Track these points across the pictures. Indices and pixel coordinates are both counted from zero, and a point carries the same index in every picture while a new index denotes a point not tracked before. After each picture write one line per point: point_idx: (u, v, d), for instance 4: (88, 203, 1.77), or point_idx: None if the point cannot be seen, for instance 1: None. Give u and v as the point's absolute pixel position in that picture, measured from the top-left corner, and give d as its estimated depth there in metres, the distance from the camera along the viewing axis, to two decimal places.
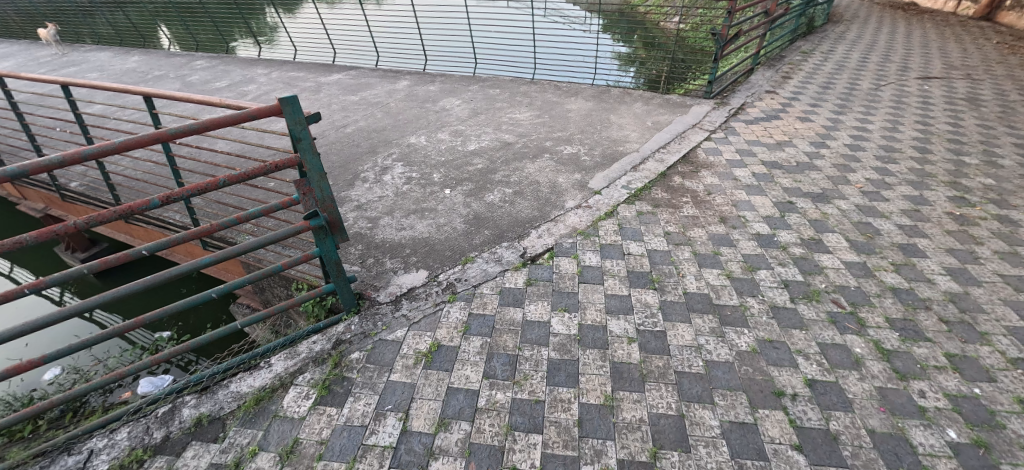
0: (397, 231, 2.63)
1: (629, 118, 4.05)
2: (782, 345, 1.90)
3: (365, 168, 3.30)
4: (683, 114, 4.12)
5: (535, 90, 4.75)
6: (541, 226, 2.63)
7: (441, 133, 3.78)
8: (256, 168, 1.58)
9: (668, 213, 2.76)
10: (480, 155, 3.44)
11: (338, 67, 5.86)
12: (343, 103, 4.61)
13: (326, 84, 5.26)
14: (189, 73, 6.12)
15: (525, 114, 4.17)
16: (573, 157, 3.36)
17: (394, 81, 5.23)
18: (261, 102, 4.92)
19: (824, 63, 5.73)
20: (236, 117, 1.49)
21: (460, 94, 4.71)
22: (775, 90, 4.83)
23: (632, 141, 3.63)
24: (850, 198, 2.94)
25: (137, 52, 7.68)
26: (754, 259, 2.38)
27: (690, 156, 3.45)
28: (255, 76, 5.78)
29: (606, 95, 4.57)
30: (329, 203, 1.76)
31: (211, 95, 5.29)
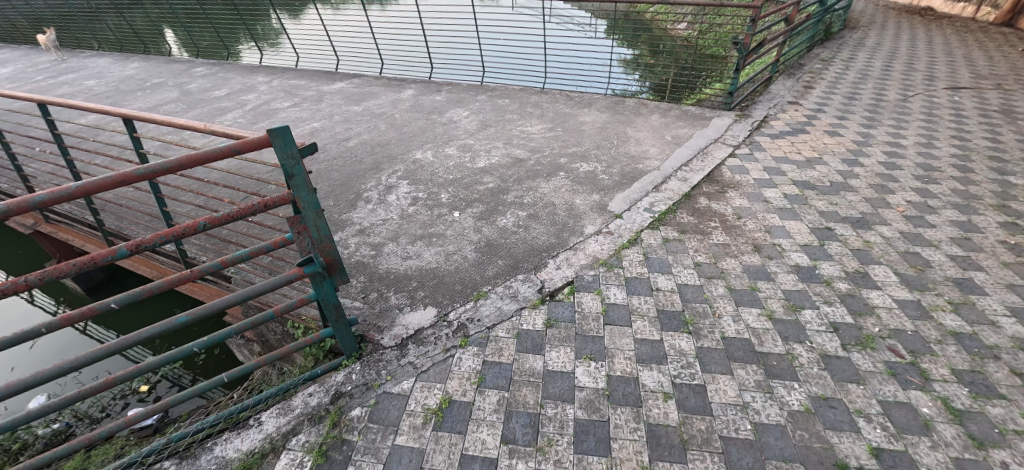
0: (403, 260, 2.43)
1: (647, 131, 3.84)
2: (839, 403, 1.68)
3: (368, 187, 3.10)
4: (704, 127, 3.90)
5: (546, 100, 4.55)
6: (559, 255, 2.42)
7: (449, 148, 3.57)
8: (243, 208, 1.35)
9: (696, 241, 2.54)
10: (490, 172, 3.23)
11: (341, 75, 5.68)
12: (345, 113, 4.42)
13: (328, 93, 5.07)
14: (187, 81, 5.95)
15: (536, 127, 3.96)
16: (590, 176, 3.15)
17: (399, 90, 5.04)
18: (261, 111, 4.73)
19: (846, 72, 5.50)
20: (218, 152, 1.26)
21: (468, 105, 4.51)
22: (798, 100, 4.61)
23: (652, 158, 3.41)
24: (893, 223, 2.71)
25: (137, 58, 7.53)
26: (796, 296, 2.16)
27: (714, 174, 3.23)
28: (255, 84, 5.59)
29: (622, 107, 4.36)
30: (326, 244, 1.55)
31: (209, 103, 5.11)
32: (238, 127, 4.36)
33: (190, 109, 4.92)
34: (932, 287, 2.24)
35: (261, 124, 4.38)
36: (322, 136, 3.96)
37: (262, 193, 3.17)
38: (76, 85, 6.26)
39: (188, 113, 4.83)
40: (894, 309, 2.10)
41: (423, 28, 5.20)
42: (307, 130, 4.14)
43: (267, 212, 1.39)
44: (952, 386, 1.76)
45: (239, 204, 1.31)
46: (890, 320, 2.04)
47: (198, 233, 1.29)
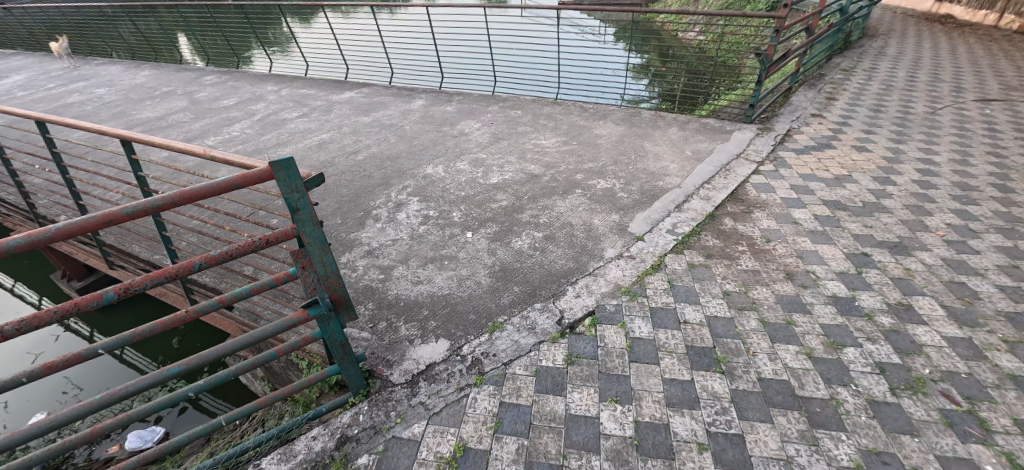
0: (413, 286, 2.30)
1: (666, 146, 3.70)
2: (893, 459, 1.52)
3: (377, 204, 2.99)
4: (724, 142, 3.76)
5: (560, 112, 4.43)
6: (578, 282, 2.28)
7: (460, 163, 3.45)
8: (241, 245, 1.22)
9: (724, 267, 2.40)
10: (504, 189, 3.11)
11: (351, 84, 5.61)
12: (354, 125, 4.33)
13: (337, 103, 5.00)
14: (197, 90, 5.91)
15: (550, 140, 3.84)
16: (608, 193, 3.02)
17: (409, 100, 4.95)
18: (269, 120, 4.65)
19: (869, 83, 5.33)
20: (214, 187, 1.14)
21: (479, 116, 4.40)
22: (821, 113, 4.45)
23: (673, 174, 3.27)
24: (934, 249, 2.54)
25: (148, 66, 7.54)
26: (836, 331, 2.00)
27: (739, 192, 3.08)
28: (264, 93, 5.54)
29: (638, 119, 4.22)
30: (333, 279, 1.43)
31: (218, 112, 5.05)
32: (246, 137, 4.28)
33: (197, 119, 4.86)
34: (983, 322, 2.07)
35: (269, 134, 4.29)
36: (330, 149, 3.86)
37: (269, 209, 3.07)
38: (87, 93, 6.24)
39: (196, 123, 4.76)
40: (943, 348, 1.93)
41: (434, 37, 5.09)
42: (315, 141, 4.04)
43: (267, 248, 1.26)
44: (1019, 439, 1.58)
45: (237, 241, 1.19)
46: (941, 360, 1.87)
47: (191, 274, 1.17)
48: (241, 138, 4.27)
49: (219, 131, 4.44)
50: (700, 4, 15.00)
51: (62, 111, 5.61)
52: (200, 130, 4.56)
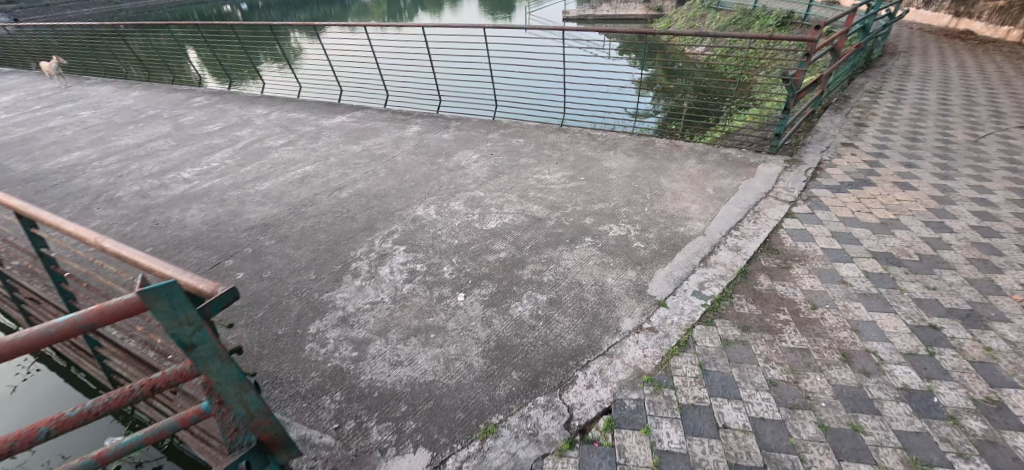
0: (391, 369, 1.91)
1: (687, 182, 3.31)
2: None
3: (358, 255, 2.62)
4: (749, 177, 3.37)
5: (566, 141, 4.05)
6: (590, 365, 1.88)
7: (455, 203, 3.09)
8: (113, 399, 0.85)
9: (765, 344, 1.99)
10: (502, 236, 2.73)
11: (344, 108, 5.31)
12: (342, 155, 3.99)
13: (327, 129, 4.69)
14: (183, 113, 5.63)
15: (555, 175, 3.47)
16: (622, 243, 2.63)
17: (404, 125, 4.62)
18: (253, 148, 4.32)
19: (899, 106, 4.95)
20: (49, 334, 0.73)
21: (478, 145, 4.05)
22: (853, 141, 4.06)
23: (696, 218, 2.88)
24: (1015, 319, 2.13)
25: (139, 86, 7.30)
26: (916, 443, 1.59)
27: (772, 241, 2.68)
28: (252, 117, 5.24)
29: (653, 149, 3.84)
30: (261, 418, 1.05)
31: (200, 139, 4.73)
32: (224, 168, 3.93)
33: (178, 147, 4.53)
34: None
35: (250, 165, 3.95)
36: (312, 184, 3.50)
37: (236, 260, 2.70)
38: (71, 116, 5.96)
39: (176, 151, 4.43)
40: None
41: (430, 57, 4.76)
42: (298, 174, 3.70)
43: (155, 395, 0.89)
44: None
45: (104, 397, 0.82)
46: None
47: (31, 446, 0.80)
48: (219, 169, 3.92)
49: (197, 162, 4.10)
50: (708, 20, 14.77)
51: (41, 135, 5.31)
52: (178, 159, 4.23)
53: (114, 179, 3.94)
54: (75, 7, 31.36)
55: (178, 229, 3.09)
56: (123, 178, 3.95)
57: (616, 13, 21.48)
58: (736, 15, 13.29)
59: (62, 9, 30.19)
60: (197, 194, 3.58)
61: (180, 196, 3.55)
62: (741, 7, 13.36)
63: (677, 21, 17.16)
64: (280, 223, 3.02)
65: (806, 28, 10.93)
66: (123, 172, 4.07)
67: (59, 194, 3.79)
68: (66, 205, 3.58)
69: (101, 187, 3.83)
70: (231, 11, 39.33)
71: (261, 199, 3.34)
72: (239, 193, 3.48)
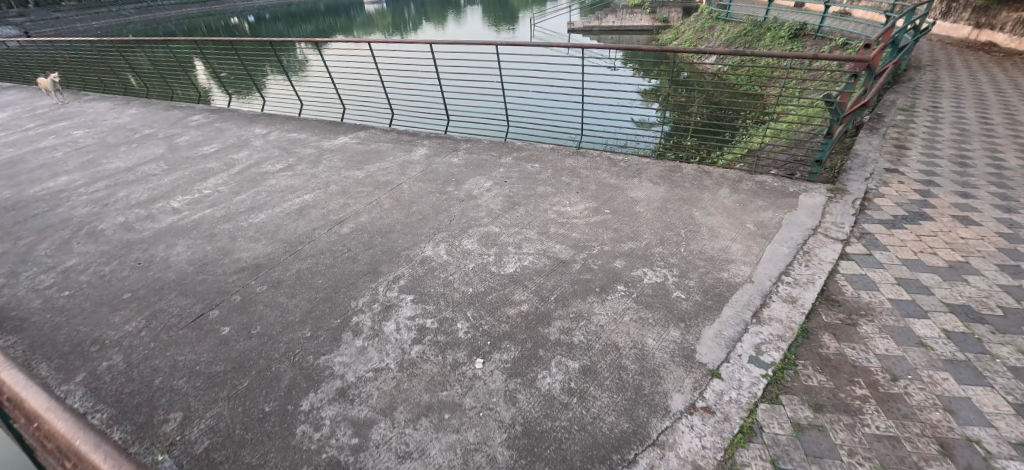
0: (398, 463, 1.59)
1: (724, 216, 2.99)
2: None
3: (361, 306, 2.31)
4: (792, 210, 3.06)
5: (585, 166, 3.75)
6: (639, 461, 1.55)
7: (468, 241, 2.78)
8: None
9: (846, 430, 1.67)
10: (523, 283, 2.41)
11: (346, 127, 5.04)
12: (345, 182, 3.70)
13: (329, 151, 4.43)
14: (179, 133, 5.38)
15: (577, 206, 3.16)
16: (660, 292, 2.31)
17: (410, 148, 4.34)
18: (249, 173, 4.04)
19: (939, 126, 4.63)
20: None
21: (490, 171, 3.75)
22: (898, 166, 3.74)
23: (739, 260, 2.55)
24: None
25: (137, 102, 7.08)
26: None
27: (831, 290, 2.36)
28: (250, 138, 4.98)
29: (681, 176, 3.53)
30: None
31: (194, 161, 4.47)
32: (217, 196, 3.65)
33: (171, 171, 4.26)
34: None
35: (244, 193, 3.66)
36: (311, 216, 3.21)
37: (223, 311, 2.40)
38: (63, 136, 5.72)
39: (168, 175, 4.16)
40: None
41: (438, 76, 4.49)
42: (295, 204, 3.41)
43: None
44: None
45: None
46: None
47: None
48: (212, 197, 3.64)
49: (190, 189, 3.83)
50: (716, 31, 14.53)
51: (30, 158, 5.06)
52: (170, 185, 3.96)
53: (100, 208, 3.67)
54: (85, 19, 31.63)
55: (161, 270, 2.80)
56: (109, 207, 3.67)
57: (622, 24, 21.32)
58: (746, 26, 13.02)
59: (71, 22, 30.44)
60: (185, 226, 3.28)
61: (167, 228, 3.26)
62: (751, 18, 13.10)
63: (685, 32, 16.95)
64: (274, 264, 2.72)
65: (819, 40, 10.63)
66: (110, 200, 3.80)
67: (39, 225, 3.51)
68: (45, 238, 3.30)
69: (85, 217, 3.56)
70: (238, 23, 39.63)
71: (254, 233, 3.05)
72: (231, 226, 3.18)
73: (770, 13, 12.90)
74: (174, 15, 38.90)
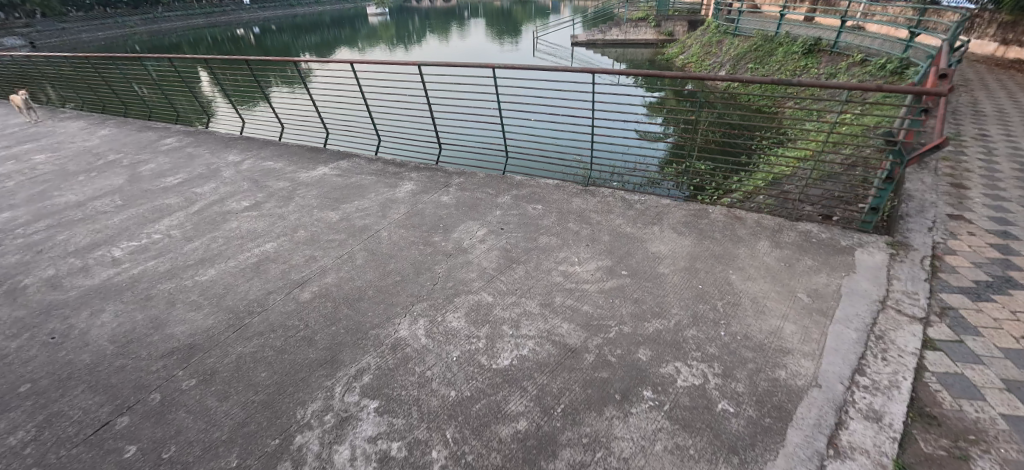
0: None
1: (767, 282, 2.44)
2: None
3: (309, 420, 1.77)
4: (850, 274, 2.51)
5: (596, 209, 3.21)
6: None
7: (453, 316, 2.25)
8: None
9: None
10: (522, 384, 1.87)
11: (328, 156, 4.54)
12: (316, 226, 3.19)
13: (305, 185, 3.93)
14: (146, 159, 4.89)
15: (587, 264, 2.61)
16: (701, 403, 1.76)
17: (396, 182, 3.83)
18: (210, 212, 3.53)
19: (995, 159, 4.09)
20: None
21: (484, 213, 3.22)
22: (962, 212, 3.21)
23: (796, 351, 2.01)
24: None
25: (112, 122, 6.62)
26: None
27: (922, 400, 1.82)
28: (221, 167, 4.48)
29: (709, 225, 2.99)
30: None
31: (154, 195, 3.97)
32: (168, 243, 3.14)
33: (124, 208, 3.76)
34: None
35: (199, 240, 3.14)
36: (269, 274, 2.68)
37: (133, 419, 1.86)
38: (22, 161, 5.24)
39: (119, 214, 3.66)
40: None
41: (428, 101, 3.99)
42: (255, 256, 2.89)
43: None
44: None
45: None
46: None
47: None
48: (161, 245, 3.13)
49: (140, 232, 3.32)
50: (725, 45, 14.09)
51: None
52: (118, 226, 3.45)
53: (31, 256, 3.16)
54: (89, 30, 31.41)
55: (74, 350, 2.26)
56: (43, 254, 3.17)
57: (626, 37, 20.96)
58: (756, 41, 12.55)
59: (77, 32, 30.31)
60: (121, 282, 2.76)
61: (98, 287, 2.73)
62: (762, 33, 12.64)
63: (692, 47, 16.55)
64: (212, 344, 2.19)
65: (836, 56, 10.10)
66: (47, 245, 3.29)
67: None
68: None
69: (11, 267, 3.05)
70: (244, 35, 39.60)
71: (196, 298, 2.52)
72: (172, 287, 2.67)
73: (782, 28, 12.43)
74: (180, 26, 38.92)
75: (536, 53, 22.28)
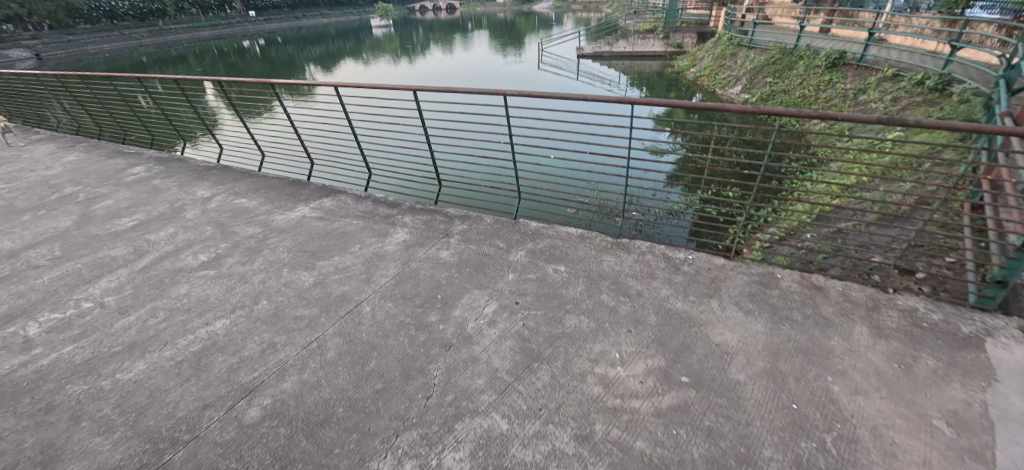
0: None
1: (882, 398, 1.79)
2: None
3: None
4: (993, 385, 1.85)
5: (634, 273, 2.57)
6: None
7: (453, 458, 1.60)
8: None
9: None
10: None
11: (311, 192, 3.92)
12: (283, 293, 2.55)
13: (278, 231, 3.30)
14: (105, 193, 4.29)
15: (631, 362, 1.96)
16: None
17: (386, 228, 3.20)
18: (159, 270, 2.90)
19: None
20: None
21: (494, 277, 2.58)
22: None
23: None
24: None
25: (82, 146, 6.02)
26: None
27: None
28: (186, 205, 3.86)
29: (782, 300, 2.34)
30: None
31: (100, 243, 3.35)
32: (97, 318, 2.51)
33: (60, 261, 3.14)
34: None
35: (135, 313, 2.51)
36: (211, 374, 2.04)
37: None
38: None
39: (52, 270, 3.03)
40: None
41: (425, 129, 3.34)
42: (198, 342, 2.24)
43: None
44: None
45: None
46: None
47: None
48: (89, 320, 2.50)
49: (68, 299, 2.69)
50: (740, 58, 13.51)
51: None
52: (44, 289, 2.82)
53: None
54: (95, 42, 31.29)
55: None
56: None
57: (634, 49, 20.45)
58: (774, 54, 11.94)
59: (82, 44, 30.14)
60: (20, 382, 2.11)
61: None
62: (779, 46, 12.05)
63: (704, 59, 15.99)
64: None
65: (863, 70, 9.47)
66: None
67: None
68: None
69: None
70: (249, 47, 39.47)
71: (110, 417, 1.88)
72: (85, 391, 2.03)
73: (801, 40, 11.84)
74: (185, 37, 38.85)
75: (542, 65, 21.77)
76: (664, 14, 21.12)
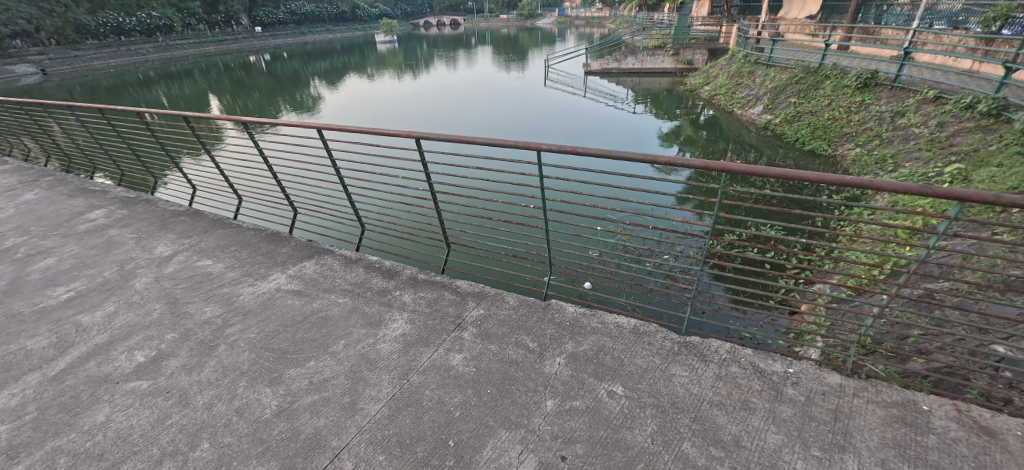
0: None
1: None
2: None
3: None
4: None
5: (720, 400, 1.86)
6: None
7: None
8: None
9: None
10: None
11: (292, 252, 3.22)
12: (233, 429, 1.83)
13: (244, 311, 2.59)
14: (50, 247, 3.60)
15: None
16: None
17: (381, 312, 2.49)
18: (80, 377, 2.19)
19: None
20: None
21: (525, 403, 1.86)
22: None
23: None
24: None
25: (45, 181, 5.34)
26: None
27: None
28: (139, 268, 3.17)
29: (946, 459, 1.62)
30: None
31: (20, 326, 2.64)
32: None
33: None
34: None
35: (25, 458, 1.80)
36: None
37: None
38: None
39: None
40: None
41: (431, 186, 2.60)
42: None
43: None
44: None
45: None
46: None
47: None
48: None
49: None
50: (758, 77, 12.93)
51: None
52: None
53: None
54: (100, 57, 31.10)
55: None
56: None
57: (643, 67, 19.97)
58: (796, 73, 11.35)
59: (89, 60, 30.08)
60: None
61: None
62: (801, 64, 11.45)
63: (718, 77, 15.41)
64: None
65: (897, 90, 8.82)
66: None
67: None
68: None
69: None
70: (254, 62, 39.32)
71: None
72: None
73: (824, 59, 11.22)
74: (190, 53, 38.75)
75: (548, 82, 21.27)
76: (672, 30, 20.64)
